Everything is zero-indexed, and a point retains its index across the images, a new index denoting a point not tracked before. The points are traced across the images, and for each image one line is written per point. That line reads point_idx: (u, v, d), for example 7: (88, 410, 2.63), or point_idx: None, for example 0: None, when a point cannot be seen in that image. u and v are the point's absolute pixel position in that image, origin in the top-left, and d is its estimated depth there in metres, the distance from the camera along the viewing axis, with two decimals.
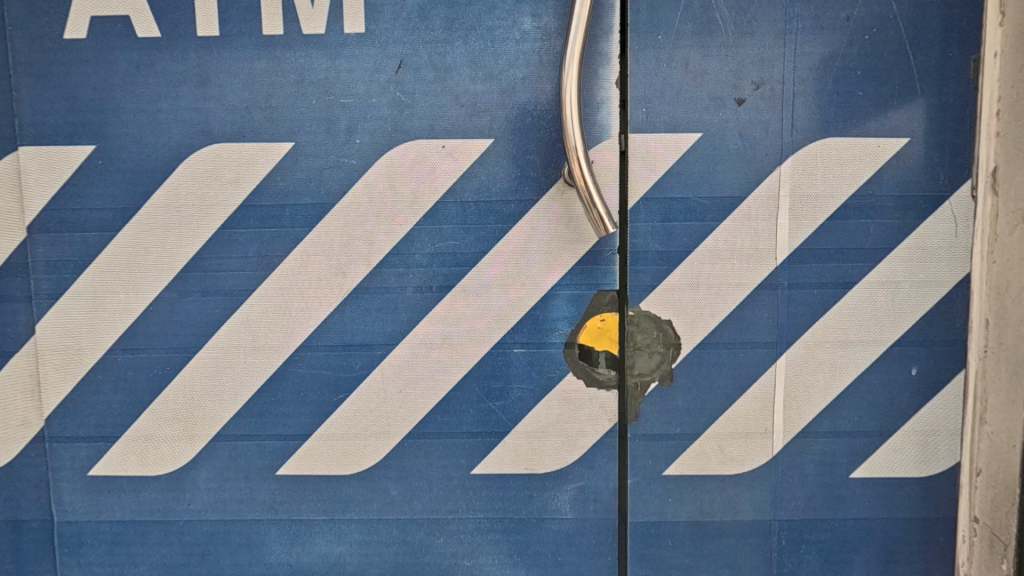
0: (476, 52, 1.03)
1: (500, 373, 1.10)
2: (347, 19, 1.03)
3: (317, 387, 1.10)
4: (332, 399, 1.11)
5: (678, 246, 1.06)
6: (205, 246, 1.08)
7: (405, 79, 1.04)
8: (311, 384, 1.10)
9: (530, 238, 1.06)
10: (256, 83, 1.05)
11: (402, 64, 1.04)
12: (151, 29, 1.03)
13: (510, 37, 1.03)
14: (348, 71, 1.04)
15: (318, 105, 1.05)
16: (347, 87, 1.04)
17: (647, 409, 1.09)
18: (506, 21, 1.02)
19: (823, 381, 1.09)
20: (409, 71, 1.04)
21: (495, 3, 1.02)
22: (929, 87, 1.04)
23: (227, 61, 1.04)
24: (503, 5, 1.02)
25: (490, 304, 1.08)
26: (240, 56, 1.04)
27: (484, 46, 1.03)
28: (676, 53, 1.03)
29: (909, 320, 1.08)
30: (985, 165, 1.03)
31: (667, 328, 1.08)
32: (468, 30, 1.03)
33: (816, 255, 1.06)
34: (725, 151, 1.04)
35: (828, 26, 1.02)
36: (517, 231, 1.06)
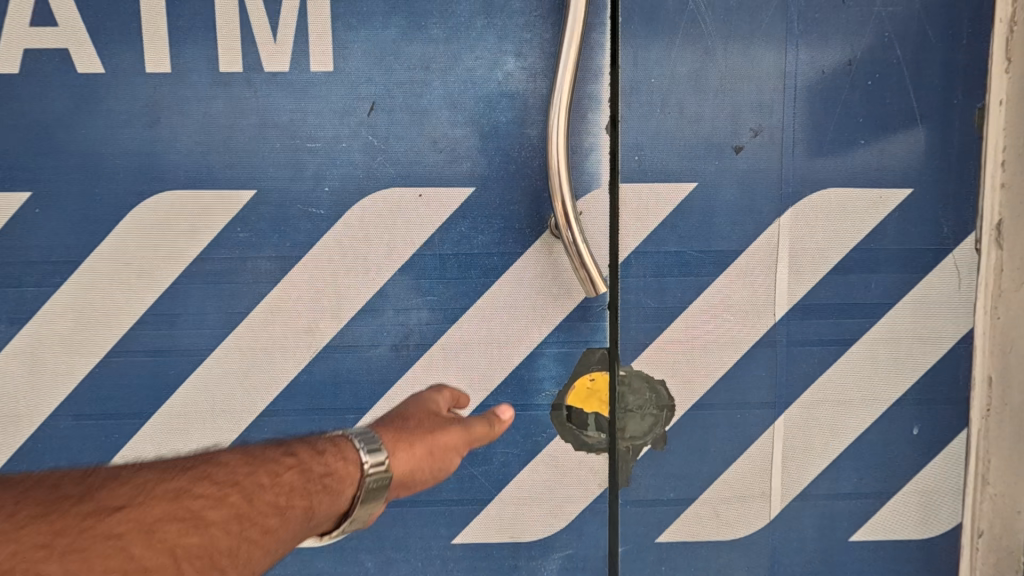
0: (455, 94, 0.95)
1: None
2: (314, 57, 0.94)
3: None
4: None
5: (671, 302, 1.00)
6: (157, 302, 0.98)
7: (378, 123, 0.95)
8: None
9: (515, 294, 0.99)
10: (213, 124, 0.95)
11: (374, 106, 0.95)
12: (94, 64, 0.93)
13: (492, 78, 0.95)
14: (315, 113, 0.95)
15: (282, 150, 0.96)
16: (315, 130, 0.95)
17: (639, 473, 1.03)
18: (488, 61, 0.94)
19: (823, 442, 1.03)
20: (383, 113, 0.95)
21: (475, 41, 0.94)
22: (934, 135, 0.98)
23: (181, 101, 0.94)
24: (484, 44, 0.94)
25: (471, 364, 1.00)
26: (195, 95, 0.94)
27: (464, 88, 0.95)
28: (670, 97, 0.96)
29: (911, 378, 1.03)
30: (989, 218, 0.99)
31: (660, 388, 1.01)
32: (446, 70, 0.94)
33: (816, 311, 1.01)
34: (722, 202, 0.98)
35: (829, 71, 0.97)
36: (500, 286, 0.98)
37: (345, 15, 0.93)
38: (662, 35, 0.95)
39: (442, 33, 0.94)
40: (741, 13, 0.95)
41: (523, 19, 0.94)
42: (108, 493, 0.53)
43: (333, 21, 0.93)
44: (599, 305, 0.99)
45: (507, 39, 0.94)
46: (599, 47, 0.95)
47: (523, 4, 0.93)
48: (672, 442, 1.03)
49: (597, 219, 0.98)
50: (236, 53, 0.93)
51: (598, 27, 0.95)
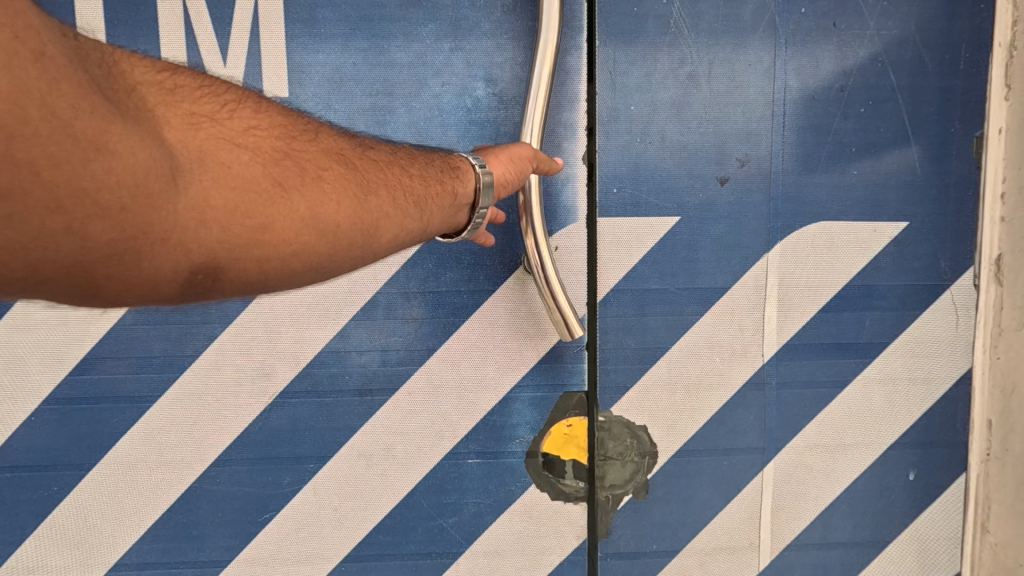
0: (420, 122, 0.88)
1: (453, 485, 0.95)
2: (268, 82, 0.87)
3: (238, 506, 0.94)
4: (257, 518, 0.95)
5: (652, 342, 0.93)
6: (99, 345, 0.90)
7: None
8: (231, 502, 0.94)
9: (486, 335, 0.92)
10: None
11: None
12: None
13: (461, 105, 0.88)
14: None
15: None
16: None
17: (619, 525, 0.96)
18: (457, 86, 0.88)
19: (815, 489, 0.97)
20: None
21: (442, 65, 0.88)
22: (930, 165, 0.93)
23: None
24: (452, 67, 0.88)
25: (440, 408, 0.93)
26: None
27: (431, 115, 0.88)
28: (650, 125, 0.90)
29: (908, 421, 0.97)
30: (988, 252, 0.92)
31: (642, 434, 0.95)
32: (411, 96, 0.88)
33: (807, 352, 0.95)
34: (706, 236, 0.92)
35: (820, 98, 0.91)
36: (470, 326, 0.92)
37: (302, 38, 0.86)
38: (641, 61, 0.89)
39: (406, 57, 0.87)
40: (725, 37, 0.89)
41: (493, 43, 0.88)
42: (304, 148, 0.45)
43: (288, 44, 0.86)
44: (576, 347, 0.93)
45: (476, 63, 0.88)
46: (574, 72, 0.89)
47: (493, 26, 0.87)
48: (655, 491, 0.96)
49: (573, 256, 0.92)
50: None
51: (574, 51, 0.89)
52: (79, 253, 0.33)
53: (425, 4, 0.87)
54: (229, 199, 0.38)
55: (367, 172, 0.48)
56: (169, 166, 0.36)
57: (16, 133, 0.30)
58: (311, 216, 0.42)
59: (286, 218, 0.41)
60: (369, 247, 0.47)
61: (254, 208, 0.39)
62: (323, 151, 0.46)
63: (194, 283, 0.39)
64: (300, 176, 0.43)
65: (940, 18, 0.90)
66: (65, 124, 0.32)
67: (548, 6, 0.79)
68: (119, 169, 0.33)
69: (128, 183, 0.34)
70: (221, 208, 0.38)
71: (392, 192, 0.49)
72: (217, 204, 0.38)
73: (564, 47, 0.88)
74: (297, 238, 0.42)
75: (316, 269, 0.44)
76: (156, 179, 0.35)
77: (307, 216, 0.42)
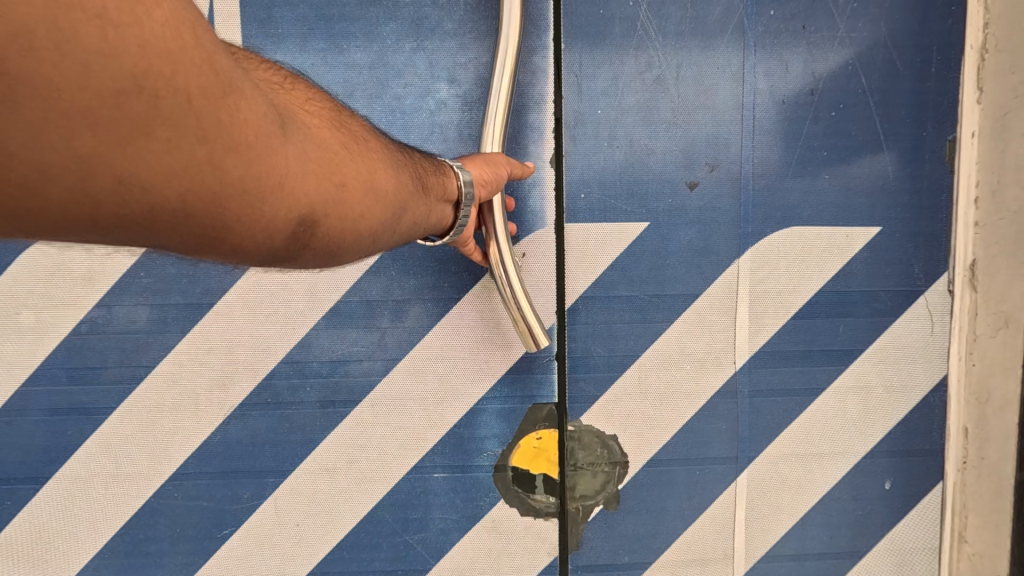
0: (382, 126, 0.87)
1: (419, 499, 0.93)
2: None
3: (196, 520, 0.92)
4: (216, 533, 0.92)
5: (621, 350, 0.92)
6: (53, 355, 0.88)
7: None
8: (189, 517, 0.92)
9: (452, 345, 0.90)
10: None
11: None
12: None
13: (423, 106, 0.87)
14: None
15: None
16: None
17: (590, 536, 0.94)
18: (419, 87, 0.86)
19: (789, 499, 0.95)
20: None
21: (403, 66, 0.86)
22: (902, 169, 0.91)
23: None
24: (413, 68, 0.86)
25: (404, 419, 0.91)
26: None
27: (393, 119, 0.87)
28: (618, 129, 0.88)
29: (882, 429, 0.95)
30: (962, 258, 0.91)
31: (612, 444, 0.93)
32: (372, 97, 0.86)
33: (779, 359, 0.93)
34: (676, 242, 0.90)
35: (790, 101, 0.90)
36: (434, 336, 0.90)
37: (258, 39, 0.85)
38: (608, 64, 0.87)
39: (366, 58, 0.85)
40: (693, 39, 0.88)
41: (455, 43, 0.86)
42: (352, 125, 0.53)
43: (244, 45, 0.85)
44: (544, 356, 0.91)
45: (438, 64, 0.86)
46: (541, 73, 0.87)
47: (456, 25, 0.86)
48: (625, 501, 0.94)
49: (541, 262, 0.90)
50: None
51: (540, 52, 0.88)
52: (222, 184, 0.39)
53: (384, 3, 0.85)
54: (321, 157, 0.46)
55: (397, 153, 0.57)
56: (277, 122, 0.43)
57: (183, 70, 0.36)
58: (371, 181, 0.50)
59: (359, 179, 0.49)
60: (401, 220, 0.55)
61: (334, 169, 0.47)
62: (364, 129, 0.54)
63: (287, 235, 0.44)
64: (362, 150, 0.51)
65: (911, 20, 0.89)
66: (221, 75, 0.38)
67: (509, 4, 0.77)
68: (244, 112, 0.39)
69: (257, 129, 0.40)
70: (315, 163, 0.45)
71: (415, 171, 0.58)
72: (313, 159, 0.45)
73: (529, 48, 0.87)
74: (363, 200, 0.49)
75: (373, 232, 0.52)
76: (270, 128, 0.41)
77: (368, 180, 0.50)
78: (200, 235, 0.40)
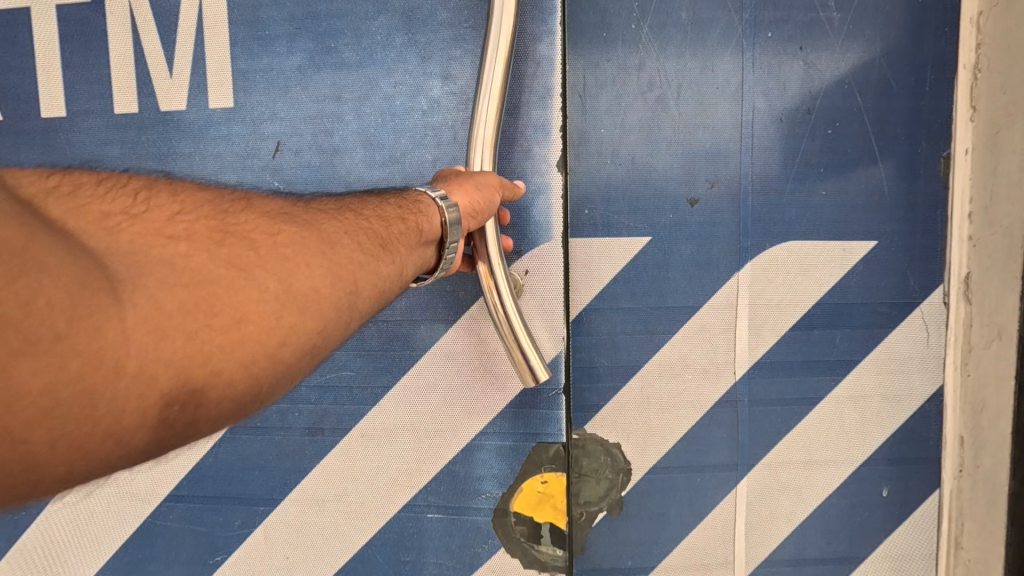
0: (370, 129, 0.91)
1: (413, 544, 0.97)
2: (211, 92, 0.93)
3: (192, 543, 0.99)
4: (207, 560, 0.99)
5: (624, 360, 0.95)
6: None
7: (282, 164, 0.92)
8: (187, 536, 0.98)
9: (448, 377, 0.93)
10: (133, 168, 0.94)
11: (280, 146, 0.92)
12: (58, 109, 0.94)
13: (415, 106, 0.90)
14: (217, 157, 0.93)
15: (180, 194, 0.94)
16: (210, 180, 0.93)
17: (594, 540, 0.98)
18: (411, 85, 0.89)
19: (788, 507, 0.97)
20: (288, 153, 0.92)
21: (394, 64, 0.89)
22: (896, 185, 0.94)
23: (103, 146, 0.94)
24: (404, 66, 0.89)
25: (404, 441, 0.94)
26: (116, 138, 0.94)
27: (382, 119, 0.90)
28: (620, 147, 0.91)
29: (879, 438, 0.97)
30: (957, 271, 0.93)
31: (616, 452, 0.96)
32: (362, 99, 0.90)
33: (777, 369, 0.96)
34: (677, 256, 0.93)
35: (787, 118, 0.92)
36: (427, 362, 0.93)
37: (247, 41, 0.91)
38: (610, 85, 0.91)
39: (355, 55, 0.90)
40: (693, 58, 0.91)
41: (451, 34, 0.88)
42: (238, 228, 0.47)
43: (250, 61, 0.92)
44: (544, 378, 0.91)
45: (431, 60, 0.89)
46: (548, 63, 0.87)
47: (450, 15, 0.88)
48: (628, 507, 0.97)
49: (542, 282, 0.91)
50: (127, 89, 0.93)
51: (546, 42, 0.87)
52: (42, 392, 0.33)
53: None
54: (192, 295, 0.40)
55: (318, 228, 0.52)
56: (112, 283, 0.37)
57: None
58: (277, 292, 0.44)
59: (254, 302, 0.43)
60: (349, 306, 0.50)
61: (215, 302, 0.41)
62: (258, 222, 0.49)
63: (176, 407, 0.38)
64: (254, 266, 0.45)
65: (904, 43, 0.92)
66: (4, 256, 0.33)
67: None
68: (50, 286, 0.34)
69: (74, 303, 0.34)
70: (177, 309, 0.39)
71: (343, 242, 0.52)
72: (166, 308, 0.38)
73: (535, 34, 0.87)
74: (268, 321, 0.43)
75: (306, 351, 0.46)
76: (97, 294, 0.36)
77: (270, 294, 0.44)
78: (55, 465, 0.35)
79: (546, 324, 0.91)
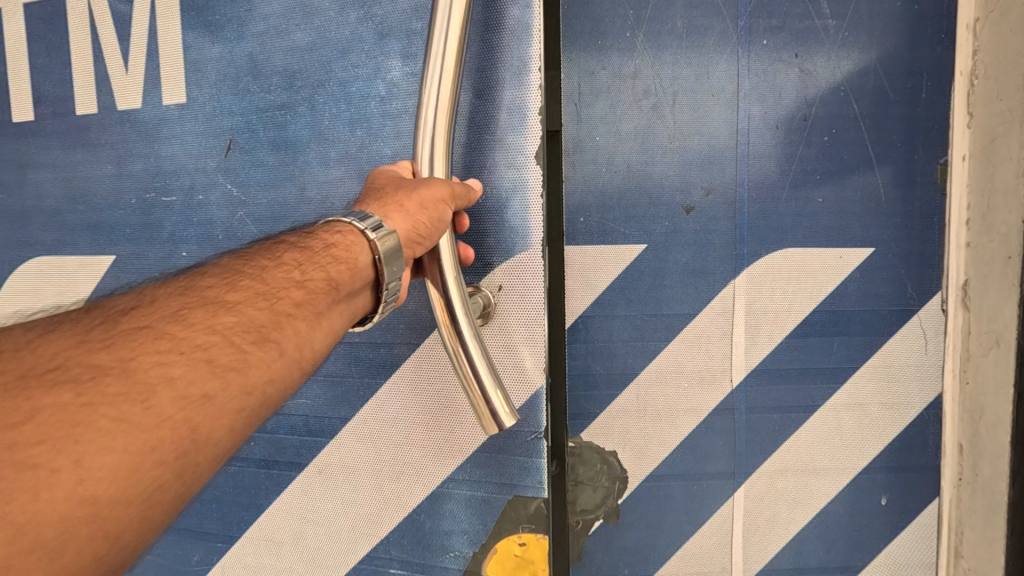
0: (323, 122, 0.87)
1: None
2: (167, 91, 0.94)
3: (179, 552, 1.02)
4: None
5: (620, 367, 0.95)
6: None
7: (233, 161, 0.91)
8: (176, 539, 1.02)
9: (406, 414, 0.89)
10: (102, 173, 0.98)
11: (232, 143, 0.91)
12: (26, 111, 1.00)
13: (372, 92, 0.84)
14: (171, 157, 0.94)
15: (138, 202, 0.96)
16: (170, 180, 0.94)
17: (591, 547, 0.98)
18: (367, 68, 0.84)
19: (786, 515, 0.97)
20: (239, 150, 0.91)
21: (350, 45, 0.84)
22: (893, 192, 0.94)
23: (73, 152, 0.99)
24: (359, 48, 0.84)
25: (368, 472, 0.92)
26: (90, 143, 0.98)
27: (336, 110, 0.86)
28: (616, 155, 0.92)
29: (878, 446, 0.97)
30: (956, 276, 0.91)
31: (612, 460, 0.96)
32: (317, 85, 0.87)
33: (774, 377, 0.96)
34: (673, 264, 0.93)
35: (783, 126, 0.92)
36: (387, 394, 0.90)
37: (198, 29, 0.91)
38: (605, 93, 0.91)
39: (307, 37, 0.86)
40: (688, 66, 0.91)
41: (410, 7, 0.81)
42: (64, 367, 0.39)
43: (205, 57, 0.92)
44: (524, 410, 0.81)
45: (391, 39, 0.83)
46: (525, 32, 0.76)
47: None
48: (626, 515, 0.97)
49: (517, 310, 0.81)
50: (99, 93, 0.97)
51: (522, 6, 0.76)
52: None
53: None
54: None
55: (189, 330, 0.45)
56: None
57: None
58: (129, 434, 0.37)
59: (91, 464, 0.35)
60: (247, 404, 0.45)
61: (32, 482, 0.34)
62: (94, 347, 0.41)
63: None
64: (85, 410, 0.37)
65: (900, 50, 0.92)
66: None
67: None
68: None
69: None
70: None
71: (224, 335, 0.46)
72: None
73: None
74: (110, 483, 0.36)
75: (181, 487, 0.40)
76: None
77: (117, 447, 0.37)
78: None
79: (530, 351, 0.81)
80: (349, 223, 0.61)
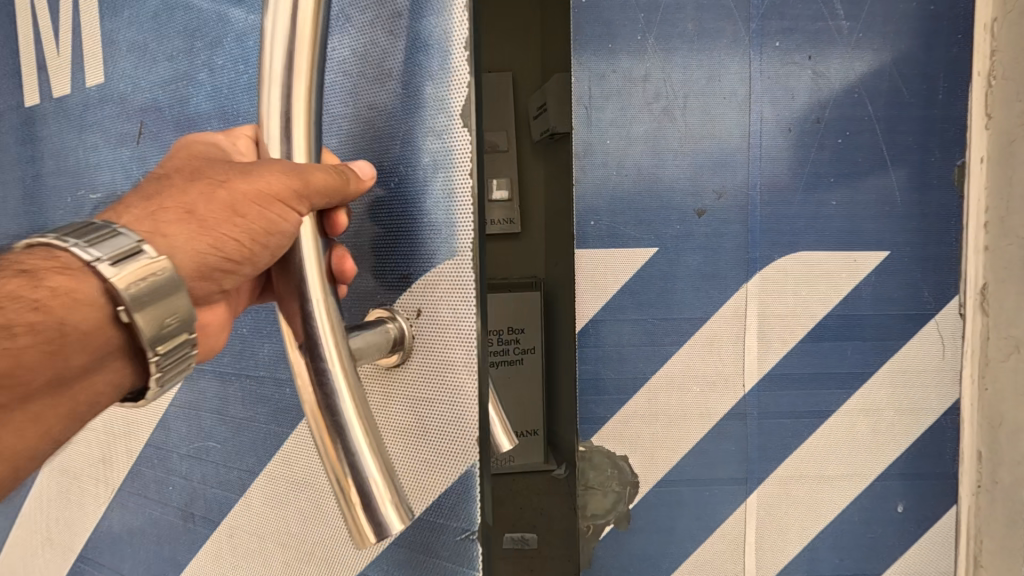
0: (224, 93, 0.59)
1: None
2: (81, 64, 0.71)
3: None
4: None
5: (631, 371, 0.94)
6: None
7: (146, 155, 0.66)
8: None
9: (285, 512, 0.59)
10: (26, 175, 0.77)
11: (142, 129, 0.66)
12: None
13: None
14: (93, 154, 0.70)
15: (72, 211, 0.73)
16: (95, 179, 0.71)
17: (601, 553, 0.97)
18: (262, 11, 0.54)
19: (799, 522, 0.95)
20: (149, 138, 0.65)
21: None
22: (909, 195, 0.92)
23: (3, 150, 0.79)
24: None
25: None
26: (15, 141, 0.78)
27: (234, 75, 0.58)
28: (627, 158, 0.91)
29: (893, 452, 0.95)
30: (973, 281, 0.92)
31: (623, 465, 0.95)
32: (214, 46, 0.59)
33: (786, 382, 0.94)
34: (684, 269, 0.93)
35: (796, 128, 0.91)
36: (261, 479, 0.61)
37: None
38: (615, 96, 0.91)
39: None
40: (700, 68, 0.90)
41: None
42: None
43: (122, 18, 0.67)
44: (454, 493, 0.43)
45: None
46: None
47: None
48: (636, 520, 0.96)
49: (446, 327, 0.42)
50: (31, 80, 0.76)
51: None
52: None
53: None
54: None
55: None
56: None
57: None
58: None
59: None
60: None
61: None
62: None
63: None
64: None
65: (915, 51, 0.90)
66: None
67: None
68: None
69: None
70: None
71: None
72: None
73: None
74: None
75: None
76: None
77: None
78: None
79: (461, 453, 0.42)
80: (67, 246, 0.32)
